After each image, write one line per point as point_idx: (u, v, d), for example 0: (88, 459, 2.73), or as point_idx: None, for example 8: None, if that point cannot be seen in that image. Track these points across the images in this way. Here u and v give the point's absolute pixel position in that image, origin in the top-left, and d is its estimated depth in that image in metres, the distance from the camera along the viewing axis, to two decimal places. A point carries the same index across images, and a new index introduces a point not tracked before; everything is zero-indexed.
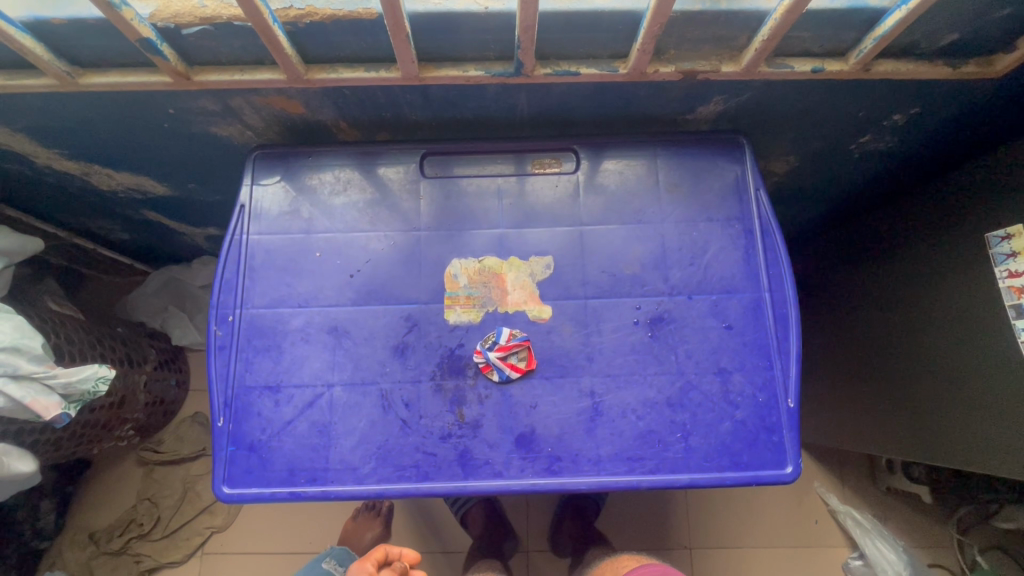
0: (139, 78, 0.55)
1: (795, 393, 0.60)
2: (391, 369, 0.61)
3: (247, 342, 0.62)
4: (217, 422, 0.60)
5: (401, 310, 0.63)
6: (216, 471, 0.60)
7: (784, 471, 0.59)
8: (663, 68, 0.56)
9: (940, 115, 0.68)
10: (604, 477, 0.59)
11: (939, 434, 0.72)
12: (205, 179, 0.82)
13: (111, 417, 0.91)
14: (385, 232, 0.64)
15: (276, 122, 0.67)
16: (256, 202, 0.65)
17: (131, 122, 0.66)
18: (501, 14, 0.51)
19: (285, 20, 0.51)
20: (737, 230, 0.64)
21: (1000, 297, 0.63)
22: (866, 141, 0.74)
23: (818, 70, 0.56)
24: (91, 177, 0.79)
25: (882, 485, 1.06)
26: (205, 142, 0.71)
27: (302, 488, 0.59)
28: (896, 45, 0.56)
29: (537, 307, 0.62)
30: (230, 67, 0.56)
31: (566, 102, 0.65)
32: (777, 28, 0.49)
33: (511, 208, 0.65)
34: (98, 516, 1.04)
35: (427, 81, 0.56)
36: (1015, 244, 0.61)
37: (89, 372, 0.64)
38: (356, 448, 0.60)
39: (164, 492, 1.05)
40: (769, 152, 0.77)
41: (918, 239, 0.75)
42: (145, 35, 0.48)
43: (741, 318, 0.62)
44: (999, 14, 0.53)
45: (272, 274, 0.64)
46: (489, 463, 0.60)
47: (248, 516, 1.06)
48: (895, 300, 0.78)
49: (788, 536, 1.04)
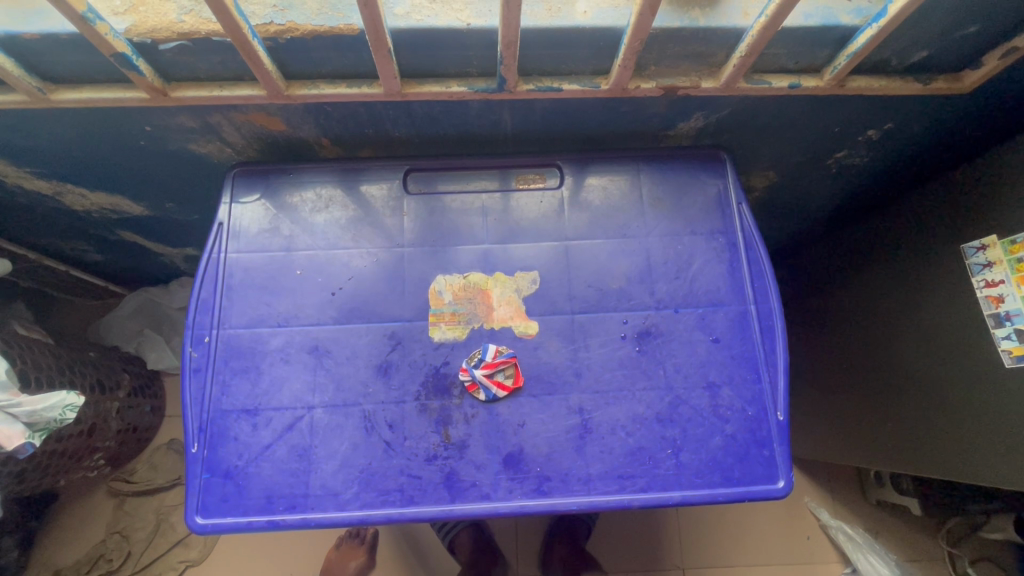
0: (114, 94, 0.54)
1: (783, 406, 0.60)
2: (375, 389, 0.60)
3: (223, 364, 0.60)
4: (192, 448, 0.58)
5: (385, 329, 0.61)
6: (190, 500, 0.57)
7: (776, 486, 0.58)
8: (644, 84, 0.57)
9: (914, 130, 0.70)
10: (594, 496, 0.58)
11: (928, 445, 0.72)
12: (184, 197, 0.80)
13: (80, 446, 0.87)
14: (369, 250, 0.63)
15: (257, 139, 0.66)
16: (235, 220, 0.64)
17: (106, 140, 0.64)
18: (483, 31, 0.51)
19: (264, 35, 0.50)
20: (722, 243, 0.64)
21: (979, 306, 0.64)
22: (843, 156, 0.75)
23: (795, 86, 0.57)
24: (63, 197, 0.77)
25: (872, 497, 1.06)
26: (183, 160, 0.70)
27: (280, 516, 0.57)
28: (868, 62, 0.58)
29: (523, 323, 0.62)
30: (209, 84, 0.55)
31: (549, 119, 0.65)
32: (753, 45, 0.50)
33: (495, 225, 0.65)
34: (65, 553, 0.99)
35: (409, 97, 0.56)
36: (990, 254, 0.63)
37: (56, 399, 0.61)
38: (338, 473, 0.58)
39: (136, 524, 1.00)
40: (749, 168, 0.78)
41: (899, 252, 0.76)
42: (120, 50, 0.47)
43: (728, 331, 0.62)
44: (966, 32, 0.55)
45: (251, 293, 0.62)
46: (476, 485, 0.58)
47: (225, 548, 1.02)
48: (879, 312, 0.79)
49: (780, 554, 1.03)
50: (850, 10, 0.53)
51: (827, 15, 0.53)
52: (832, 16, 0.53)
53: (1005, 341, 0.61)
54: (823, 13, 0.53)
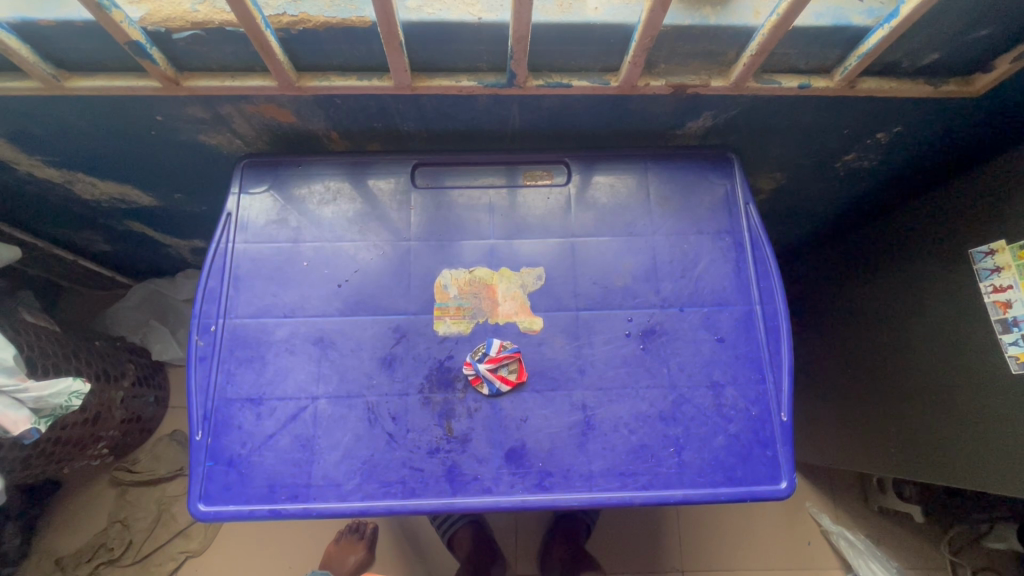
0: (127, 82, 0.54)
1: (788, 406, 0.60)
2: (378, 381, 0.60)
3: (229, 353, 0.60)
4: (195, 436, 0.58)
5: (389, 321, 0.61)
6: (193, 487, 0.57)
7: (779, 487, 0.58)
8: (653, 82, 0.57)
9: (924, 133, 0.69)
10: (595, 493, 0.58)
11: (930, 451, 0.71)
12: (192, 188, 0.80)
13: (84, 434, 0.87)
14: (375, 243, 0.64)
15: (268, 130, 0.66)
16: (243, 211, 0.64)
17: (117, 128, 0.65)
18: (494, 25, 0.52)
19: (277, 26, 0.50)
20: (728, 242, 0.64)
21: (986, 312, 0.64)
22: (851, 159, 0.75)
23: (805, 86, 0.57)
24: (73, 185, 0.78)
25: (874, 504, 1.05)
26: (193, 150, 0.71)
27: (282, 505, 0.57)
28: (878, 64, 0.58)
29: (528, 318, 0.62)
30: (221, 74, 0.55)
31: (557, 116, 0.65)
32: (764, 43, 0.49)
33: (501, 220, 0.65)
34: (67, 540, 1.00)
35: (419, 91, 0.56)
36: (998, 259, 0.62)
37: (63, 386, 0.62)
38: (341, 463, 0.58)
39: (137, 514, 1.01)
40: (757, 169, 0.78)
41: (905, 256, 0.76)
42: (135, 38, 0.47)
43: (733, 331, 0.62)
44: (978, 35, 0.55)
45: (259, 282, 0.62)
46: (478, 479, 0.58)
47: (225, 539, 1.02)
48: (885, 316, 0.78)
49: (780, 558, 1.03)
50: (862, 11, 0.53)
51: (839, 16, 0.53)
52: (843, 16, 0.52)
53: (1012, 347, 0.61)
54: (835, 13, 0.53)
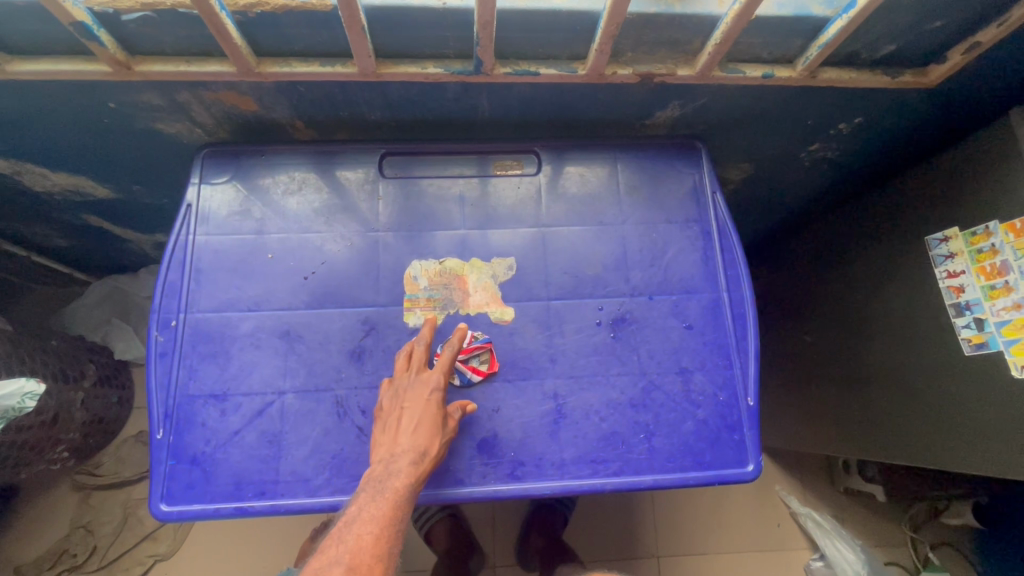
0: (74, 66, 0.52)
1: (754, 391, 0.61)
2: (347, 374, 0.59)
3: (191, 348, 0.58)
4: (157, 434, 0.56)
5: (358, 314, 0.60)
6: (154, 487, 0.55)
7: (746, 469, 0.59)
8: (620, 70, 0.57)
9: (883, 123, 0.71)
10: (567, 481, 0.58)
11: (890, 433, 0.74)
12: (151, 180, 0.78)
13: (41, 438, 0.84)
14: (344, 234, 0.62)
15: (228, 119, 0.64)
16: (205, 202, 0.62)
17: (67, 116, 0.62)
18: (459, 10, 0.51)
19: (234, 9, 0.49)
20: (696, 232, 0.65)
21: (941, 296, 0.66)
22: (815, 150, 0.77)
23: (768, 76, 0.58)
24: (23, 177, 0.74)
25: (839, 485, 1.08)
26: (151, 140, 0.68)
27: (249, 503, 0.56)
28: (838, 54, 0.59)
29: (499, 308, 0.62)
30: (175, 59, 0.53)
31: (527, 105, 0.65)
32: (728, 32, 0.50)
33: (472, 210, 0.64)
34: (26, 548, 0.96)
35: (384, 77, 0.55)
36: (952, 245, 0.65)
37: (14, 387, 0.59)
38: (310, 458, 0.57)
39: (101, 519, 0.98)
40: (725, 159, 0.79)
41: (866, 244, 0.78)
42: (80, 19, 0.45)
43: (701, 318, 0.63)
44: (933, 26, 0.56)
45: (221, 275, 0.60)
46: (450, 470, 0.58)
47: (195, 541, 0.99)
48: (848, 303, 0.80)
49: (752, 539, 1.05)
50: (822, 2, 0.54)
51: (800, 6, 0.53)
52: (804, 6, 0.53)
53: (965, 330, 0.63)
54: (796, 3, 0.54)
